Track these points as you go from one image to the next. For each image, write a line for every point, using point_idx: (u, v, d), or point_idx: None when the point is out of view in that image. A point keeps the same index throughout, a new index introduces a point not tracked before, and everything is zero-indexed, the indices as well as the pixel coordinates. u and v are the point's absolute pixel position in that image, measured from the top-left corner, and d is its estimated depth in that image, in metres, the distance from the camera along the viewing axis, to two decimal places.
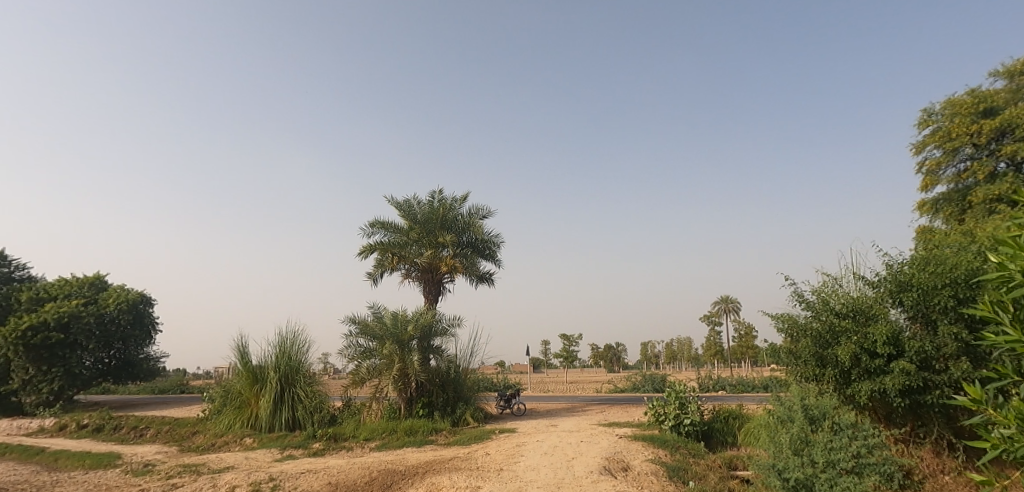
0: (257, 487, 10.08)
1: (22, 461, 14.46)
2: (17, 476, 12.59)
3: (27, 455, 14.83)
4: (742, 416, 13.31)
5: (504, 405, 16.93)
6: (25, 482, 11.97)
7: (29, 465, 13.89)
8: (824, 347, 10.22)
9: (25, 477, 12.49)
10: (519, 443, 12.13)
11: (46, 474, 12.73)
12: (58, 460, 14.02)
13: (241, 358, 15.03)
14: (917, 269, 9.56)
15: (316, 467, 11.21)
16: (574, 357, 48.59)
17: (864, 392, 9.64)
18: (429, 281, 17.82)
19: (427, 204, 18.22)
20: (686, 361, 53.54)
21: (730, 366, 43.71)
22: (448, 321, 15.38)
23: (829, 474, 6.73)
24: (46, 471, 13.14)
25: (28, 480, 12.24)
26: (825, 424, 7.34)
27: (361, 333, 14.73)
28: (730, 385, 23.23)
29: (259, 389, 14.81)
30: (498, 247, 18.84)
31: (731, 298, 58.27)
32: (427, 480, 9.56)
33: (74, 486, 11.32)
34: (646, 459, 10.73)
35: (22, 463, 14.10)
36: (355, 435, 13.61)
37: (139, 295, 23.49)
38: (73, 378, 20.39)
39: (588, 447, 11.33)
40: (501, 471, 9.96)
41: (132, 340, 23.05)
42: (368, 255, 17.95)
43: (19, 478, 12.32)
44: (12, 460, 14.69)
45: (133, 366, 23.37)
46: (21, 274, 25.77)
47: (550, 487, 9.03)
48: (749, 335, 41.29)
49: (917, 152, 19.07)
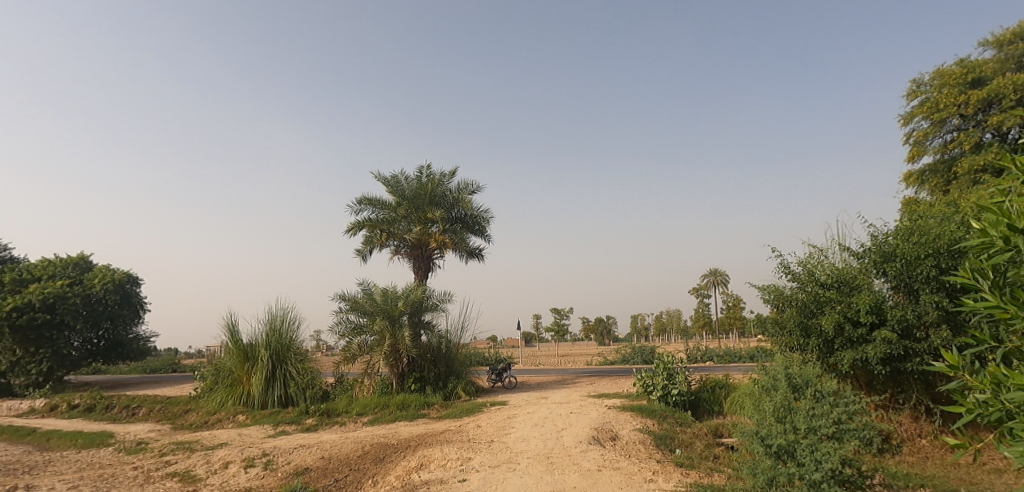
0: (251, 463, 10.16)
1: (14, 441, 14.45)
2: (8, 456, 12.58)
3: (18, 435, 14.82)
4: (728, 385, 13.57)
5: (495, 378, 17.08)
6: (17, 462, 11.98)
7: (21, 445, 13.88)
8: (808, 317, 10.40)
9: (17, 457, 12.48)
10: (510, 415, 12.30)
11: (38, 454, 12.73)
12: (50, 440, 14.02)
13: (231, 337, 15.01)
14: (901, 240, 9.69)
15: (310, 442, 11.32)
16: (565, 331, 48.93)
17: (846, 360, 9.83)
18: (418, 258, 17.80)
19: (414, 180, 18.05)
20: (675, 332, 54.30)
21: (719, 337, 44.51)
22: (437, 298, 15.40)
23: (810, 439, 6.89)
24: (38, 451, 13.13)
25: (20, 460, 12.25)
26: (808, 392, 7.54)
27: (351, 309, 14.72)
28: (717, 356, 23.63)
29: (251, 367, 14.80)
30: (487, 223, 18.78)
31: (719, 270, 58.82)
32: (419, 453, 9.68)
33: (67, 466, 11.36)
34: (634, 428, 10.96)
35: (14, 444, 14.09)
36: (348, 411, 13.73)
37: (125, 275, 23.21)
38: (62, 359, 20.25)
39: (578, 418, 11.51)
40: (492, 442, 10.11)
41: (120, 319, 22.85)
42: (356, 232, 17.85)
43: (11, 459, 12.33)
44: (3, 440, 14.67)
45: (123, 346, 23.20)
46: (3, 255, 25.36)
47: (540, 457, 9.21)
48: (737, 307, 41.80)
49: (905, 123, 19.14)
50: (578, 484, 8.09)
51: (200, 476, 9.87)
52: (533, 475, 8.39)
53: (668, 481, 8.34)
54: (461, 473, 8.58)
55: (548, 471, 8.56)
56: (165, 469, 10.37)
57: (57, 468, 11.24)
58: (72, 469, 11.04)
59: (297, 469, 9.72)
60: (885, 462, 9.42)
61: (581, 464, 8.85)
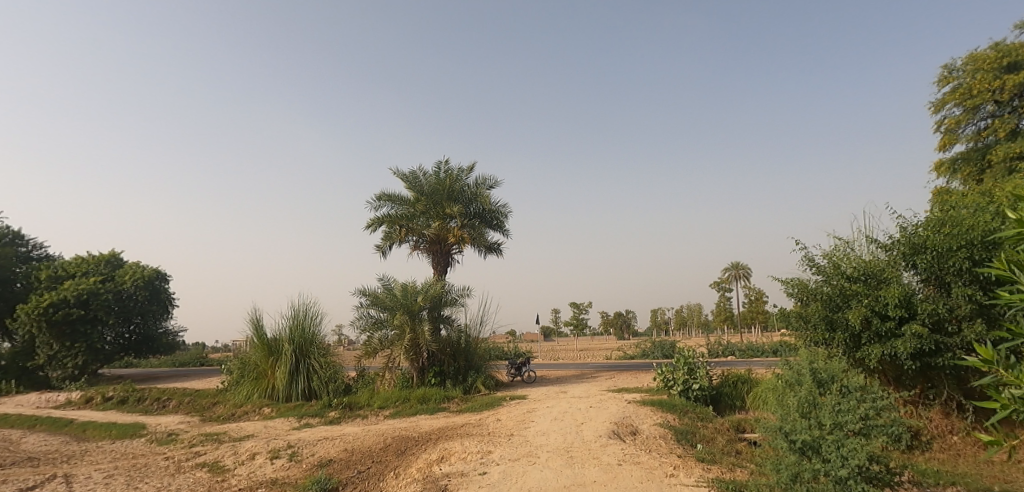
0: (277, 454, 10.35)
1: (52, 431, 14.96)
2: (47, 446, 13.03)
3: (57, 426, 15.34)
4: (751, 380, 13.40)
5: (514, 373, 17.15)
6: (56, 452, 12.40)
7: (59, 436, 14.36)
8: (834, 310, 10.20)
9: (55, 447, 12.92)
10: (529, 409, 12.31)
11: (75, 444, 13.17)
12: (86, 431, 14.49)
13: (256, 331, 15.28)
14: (932, 231, 9.45)
15: (333, 434, 11.48)
16: (584, 326, 48.72)
17: (874, 355, 9.61)
18: (438, 253, 17.87)
19: (433, 175, 18.13)
20: (696, 327, 53.81)
21: (740, 332, 43.95)
22: (457, 292, 15.46)
23: (837, 435, 6.77)
24: (75, 441, 13.57)
25: (58, 450, 12.68)
26: (834, 387, 7.43)
27: (372, 304, 14.85)
28: (739, 351, 23.30)
29: (275, 360, 15.07)
30: (505, 217, 18.77)
31: (741, 264, 57.91)
32: (439, 446, 9.76)
33: (103, 456, 11.71)
34: (655, 423, 10.91)
35: (53, 434, 14.59)
36: (370, 404, 13.92)
37: (154, 272, 23.71)
38: (96, 353, 20.85)
39: (597, 412, 11.46)
40: (512, 436, 10.15)
41: (150, 315, 23.35)
42: (375, 228, 18.00)
43: (50, 449, 12.78)
44: (42, 431, 15.20)
45: (153, 340, 23.73)
46: (40, 253, 26.15)
47: (559, 451, 9.21)
48: (760, 301, 41.19)
49: (936, 110, 18.58)
50: (598, 478, 8.07)
51: (228, 467, 10.10)
52: (554, 469, 8.40)
53: (688, 475, 8.28)
54: (481, 466, 8.64)
55: (567, 465, 8.56)
56: (195, 460, 10.64)
57: (94, 458, 11.61)
58: (108, 458, 11.38)
59: (320, 461, 9.88)
60: (914, 459, 9.19)
61: (601, 458, 8.83)
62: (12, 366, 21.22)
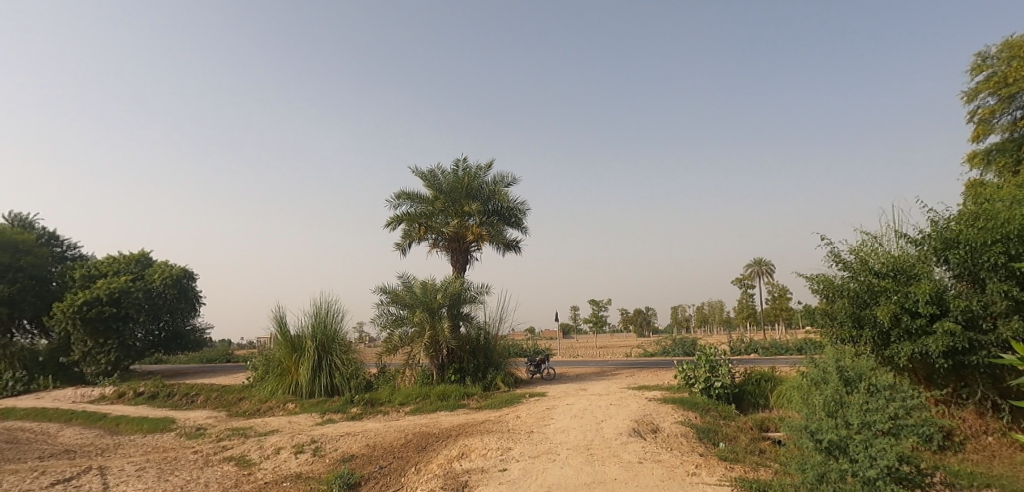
0: (301, 449, 10.49)
1: (87, 425, 15.41)
2: (82, 439, 13.41)
3: (91, 419, 15.80)
4: (774, 378, 13.17)
5: (533, 370, 17.11)
6: (90, 445, 12.76)
7: (93, 429, 14.79)
8: (861, 307, 9.95)
9: (90, 440, 13.29)
10: (549, 406, 12.27)
11: (108, 438, 13.53)
12: (119, 424, 14.89)
13: (280, 328, 15.50)
14: (965, 225, 9.16)
15: (355, 430, 11.60)
16: (604, 323, 48.46)
17: (904, 353, 9.36)
18: (456, 251, 17.91)
19: (451, 173, 18.17)
20: (717, 324, 53.13)
21: (763, 329, 43.26)
22: (476, 290, 15.48)
23: (864, 435, 6.61)
24: (108, 435, 13.94)
25: (93, 443, 13.04)
26: (861, 386, 7.23)
27: (392, 302, 14.95)
28: (762, 348, 22.93)
29: (298, 357, 15.27)
30: (524, 214, 18.72)
31: (764, 260, 56.97)
32: (459, 443, 9.79)
33: (134, 449, 12.01)
34: (676, 421, 10.79)
35: (87, 428, 15.02)
36: (391, 400, 14.02)
37: (182, 271, 24.19)
38: (127, 349, 21.42)
39: (618, 410, 11.38)
40: (532, 433, 10.12)
41: (178, 312, 23.83)
42: (395, 226, 18.11)
43: (85, 442, 13.15)
44: (77, 424, 15.67)
45: (181, 337, 24.22)
46: (75, 253, 26.93)
47: (579, 448, 9.16)
48: (784, 297, 40.48)
49: (969, 99, 18.01)
50: (618, 476, 8.00)
51: (254, 461, 10.27)
52: (574, 466, 8.35)
53: (711, 474, 8.16)
54: (501, 462, 8.63)
55: (588, 462, 8.51)
56: (223, 454, 10.84)
57: (126, 451, 11.91)
58: (139, 451, 11.67)
59: (343, 456, 9.98)
60: (946, 460, 8.92)
61: (621, 456, 8.76)
62: (49, 362, 21.89)
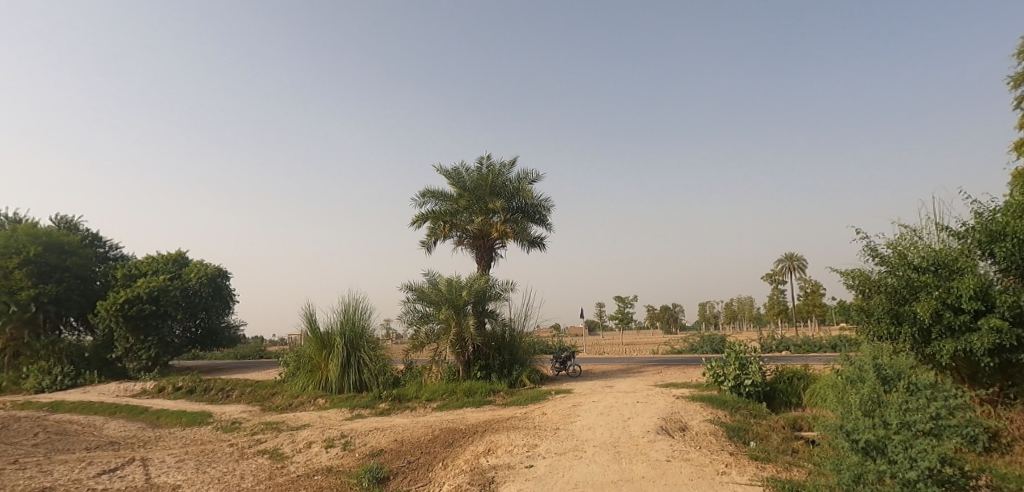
0: (331, 443, 10.64)
1: (130, 418, 15.94)
2: (126, 431, 13.88)
3: (133, 413, 16.34)
4: (807, 376, 12.84)
5: (559, 367, 17.04)
6: (132, 437, 13.20)
7: (136, 422, 15.29)
8: (899, 303, 9.62)
9: (132, 432, 13.75)
10: (575, 403, 12.20)
11: (150, 430, 13.97)
12: (159, 418, 15.36)
13: (310, 325, 15.76)
14: (1012, 217, 8.75)
15: (384, 425, 11.72)
16: (630, 319, 48.03)
17: (946, 351, 9.00)
18: (481, 248, 17.92)
19: (475, 171, 18.17)
20: (747, 320, 52.15)
21: (796, 325, 42.27)
22: (501, 287, 15.47)
23: (904, 435, 6.37)
24: (150, 427, 14.39)
25: (135, 435, 13.49)
26: (900, 385, 6.96)
27: (418, 299, 15.05)
28: (795, 345, 22.39)
29: (328, 354, 15.50)
30: (548, 211, 18.65)
31: (796, 254, 55.61)
32: (486, 439, 9.79)
33: (174, 441, 12.38)
34: (705, 419, 10.60)
35: (130, 421, 15.54)
36: (418, 396, 14.13)
37: (217, 269, 24.78)
38: (166, 346, 22.07)
39: (645, 407, 11.24)
40: (558, 430, 10.07)
41: (213, 310, 24.43)
42: (420, 224, 18.21)
43: (128, 434, 13.62)
44: (121, 417, 16.23)
45: (216, 334, 24.84)
46: (117, 253, 27.84)
47: (607, 446, 9.07)
48: (817, 293, 39.47)
49: (1016, 85, 17.20)
50: (646, 474, 7.89)
51: (286, 454, 10.46)
52: (601, 464, 8.27)
53: (742, 474, 7.99)
54: (528, 459, 8.60)
55: (615, 460, 8.42)
56: (257, 447, 11.07)
57: (166, 443, 12.28)
58: (178, 444, 12.02)
59: (372, 450, 10.09)
60: (992, 462, 8.56)
61: (649, 454, 8.64)
62: (94, 358, 22.70)
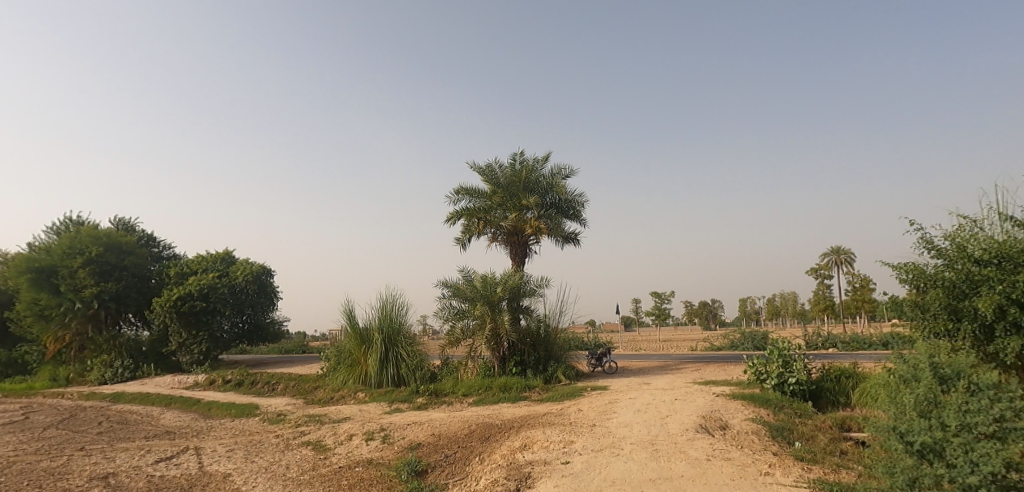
0: (371, 436, 10.82)
1: (184, 409, 16.62)
2: (180, 422, 14.48)
3: (187, 404, 17.03)
4: (856, 375, 12.32)
5: (595, 363, 16.86)
6: (186, 427, 13.75)
7: (189, 413, 15.93)
8: (958, 299, 9.11)
9: (187, 423, 14.33)
10: (611, 400, 12.04)
11: (202, 421, 14.53)
12: (210, 409, 15.96)
13: (349, 321, 16.05)
14: None
15: (421, 419, 11.83)
16: (667, 315, 47.25)
17: (1011, 349, 8.46)
18: (515, 244, 17.86)
19: (509, 167, 18.13)
20: (790, 316, 50.61)
21: (843, 321, 40.72)
22: (536, 283, 15.39)
23: (964, 438, 5.99)
24: (202, 418, 14.98)
25: (188, 425, 14.05)
26: (960, 385, 6.57)
27: (453, 295, 15.12)
28: (842, 342, 21.58)
29: (367, 349, 15.75)
30: (583, 206, 18.46)
31: (843, 248, 53.59)
32: (522, 434, 9.76)
33: (224, 432, 12.83)
34: (747, 418, 10.29)
35: (183, 412, 16.20)
36: (454, 391, 14.21)
37: (262, 267, 25.52)
38: (216, 341, 22.91)
39: (684, 405, 10.98)
40: (594, 426, 9.95)
41: (259, 306, 25.19)
42: (455, 221, 18.30)
43: (182, 424, 14.21)
44: (175, 408, 16.94)
45: (262, 329, 25.62)
46: (170, 253, 29.00)
47: (644, 444, 8.91)
48: (866, 288, 37.90)
49: None
50: (685, 473, 7.70)
51: (329, 446, 10.68)
52: (638, 461, 8.11)
53: (786, 475, 7.69)
54: (564, 455, 8.52)
55: (653, 458, 8.25)
56: (301, 438, 11.34)
57: (217, 433, 12.74)
58: (228, 434, 12.45)
59: (411, 444, 10.19)
60: None
61: (688, 453, 8.43)
62: (151, 352, 23.76)
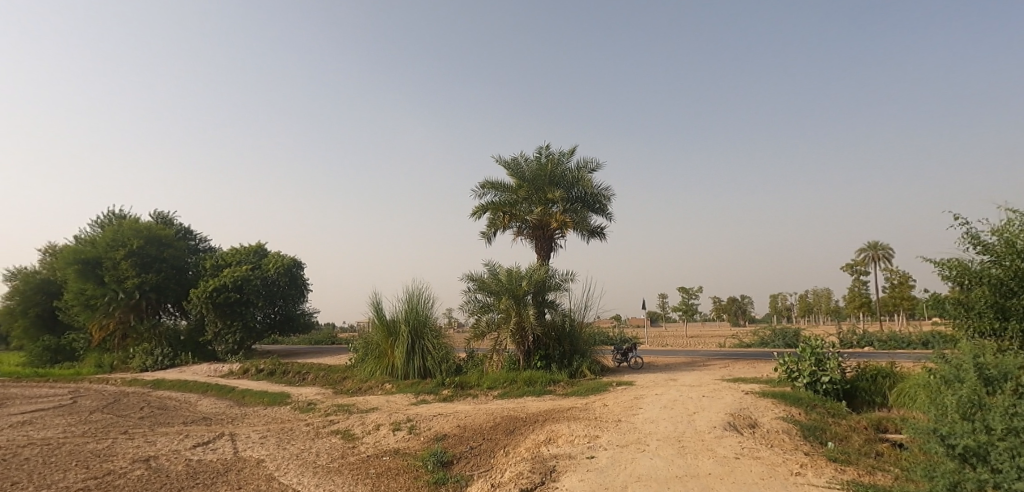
0: (398, 426, 10.93)
1: (219, 396, 17.10)
2: (216, 408, 14.90)
3: (222, 392, 17.51)
4: (894, 375, 11.89)
5: (621, 358, 16.67)
6: (221, 414, 14.13)
7: (225, 400, 16.38)
8: (1006, 297, 8.73)
9: (222, 409, 14.74)
10: (637, 396, 11.90)
11: (237, 408, 14.92)
12: (244, 397, 16.38)
13: (377, 313, 16.24)
14: None
15: (447, 411, 11.89)
16: (695, 311, 46.57)
17: None
18: (540, 238, 17.78)
19: (534, 160, 18.04)
20: (823, 313, 49.34)
21: (880, 319, 39.47)
22: (561, 277, 15.29)
23: (1010, 442, 5.67)
24: (236, 405, 15.38)
25: (224, 412, 14.44)
26: (1007, 387, 6.33)
27: (479, 289, 15.13)
28: (878, 341, 20.92)
29: (394, 341, 15.91)
30: (609, 200, 18.26)
31: (880, 243, 51.91)
32: (547, 428, 9.72)
33: (257, 419, 13.15)
34: (777, 416, 10.04)
35: (218, 399, 16.66)
36: (479, 384, 14.25)
37: (292, 260, 25.99)
38: (249, 331, 23.48)
39: (711, 402, 10.78)
40: (620, 422, 9.84)
41: (290, 298, 25.66)
42: (480, 215, 18.31)
43: (218, 411, 14.61)
44: (211, 395, 17.44)
45: (293, 320, 26.13)
46: (206, 245, 29.81)
47: (671, 440, 8.76)
48: (905, 285, 36.63)
49: None
50: (713, 471, 7.54)
51: (357, 435, 10.82)
52: (664, 458, 7.99)
53: (818, 475, 7.48)
54: (589, 450, 8.45)
55: (679, 455, 8.11)
56: (330, 427, 11.53)
57: (250, 420, 13.06)
58: (260, 421, 12.74)
59: (437, 435, 10.26)
60: None
61: (716, 451, 8.26)
62: (189, 341, 24.47)
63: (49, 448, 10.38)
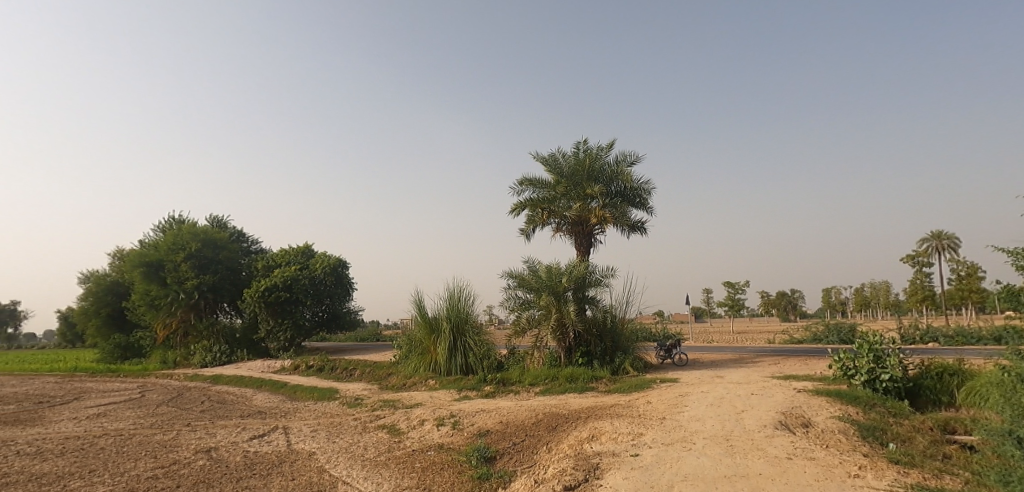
0: (441, 422, 11.03)
1: (273, 391, 17.71)
2: (270, 403, 15.43)
3: (274, 387, 18.13)
4: (962, 372, 11.16)
5: (665, 355, 16.30)
6: (274, 408, 14.62)
7: (277, 395, 16.96)
8: None
9: (275, 404, 15.25)
10: (682, 393, 11.60)
11: (289, 403, 15.41)
12: (296, 392, 16.90)
13: (419, 310, 16.44)
14: None
15: (490, 407, 11.91)
16: (743, 306, 45.25)
17: None
18: (580, 234, 17.57)
19: (572, 156, 17.84)
20: (881, 308, 47.08)
21: (946, 313, 37.28)
22: (601, 273, 15.09)
23: None
24: (289, 400, 15.90)
25: (276, 406, 14.94)
26: None
27: (519, 286, 15.09)
28: (944, 336, 19.77)
29: (436, 338, 16.06)
30: (650, 194, 17.89)
31: (944, 233, 49.02)
32: (590, 425, 9.59)
33: (307, 413, 13.53)
34: (832, 416, 9.59)
35: (272, 393, 17.26)
36: (521, 380, 14.22)
37: (338, 260, 26.58)
38: (298, 328, 24.22)
39: (761, 400, 10.39)
40: (665, 420, 9.61)
41: (336, 297, 26.22)
42: (519, 212, 18.25)
43: (271, 405, 15.12)
44: (264, 390, 18.09)
45: (340, 318, 26.76)
46: (257, 247, 30.91)
47: (718, 439, 8.48)
48: (973, 277, 34.48)
49: None
50: (764, 471, 7.25)
51: (403, 430, 10.97)
52: (712, 457, 7.74)
53: (879, 478, 7.09)
54: (634, 447, 8.28)
55: (728, 454, 7.84)
56: (376, 422, 11.73)
57: (301, 415, 13.46)
58: (311, 415, 13.11)
59: (480, 430, 10.29)
60: None
61: (767, 450, 7.94)
62: (243, 338, 25.38)
63: (120, 438, 10.97)
